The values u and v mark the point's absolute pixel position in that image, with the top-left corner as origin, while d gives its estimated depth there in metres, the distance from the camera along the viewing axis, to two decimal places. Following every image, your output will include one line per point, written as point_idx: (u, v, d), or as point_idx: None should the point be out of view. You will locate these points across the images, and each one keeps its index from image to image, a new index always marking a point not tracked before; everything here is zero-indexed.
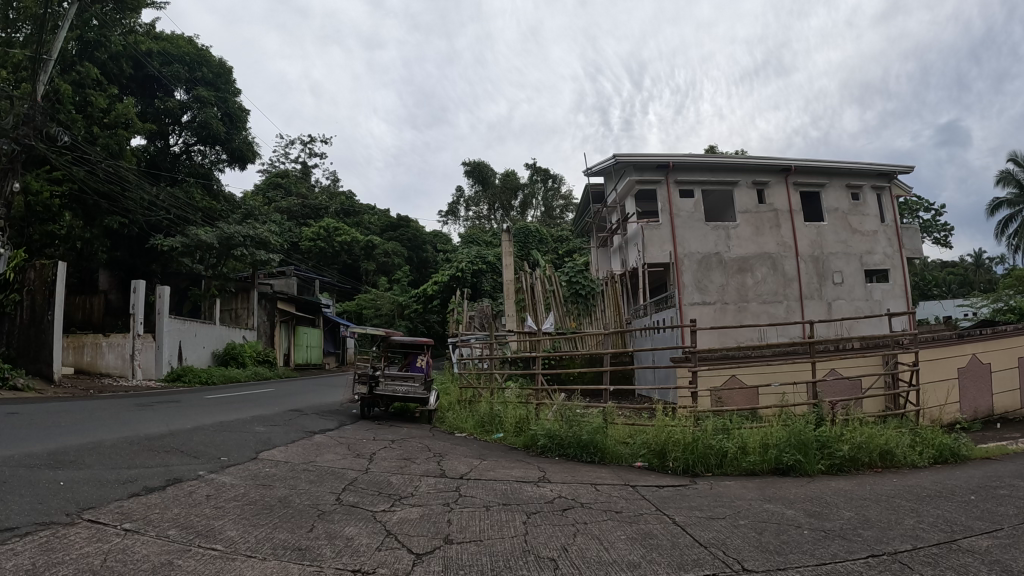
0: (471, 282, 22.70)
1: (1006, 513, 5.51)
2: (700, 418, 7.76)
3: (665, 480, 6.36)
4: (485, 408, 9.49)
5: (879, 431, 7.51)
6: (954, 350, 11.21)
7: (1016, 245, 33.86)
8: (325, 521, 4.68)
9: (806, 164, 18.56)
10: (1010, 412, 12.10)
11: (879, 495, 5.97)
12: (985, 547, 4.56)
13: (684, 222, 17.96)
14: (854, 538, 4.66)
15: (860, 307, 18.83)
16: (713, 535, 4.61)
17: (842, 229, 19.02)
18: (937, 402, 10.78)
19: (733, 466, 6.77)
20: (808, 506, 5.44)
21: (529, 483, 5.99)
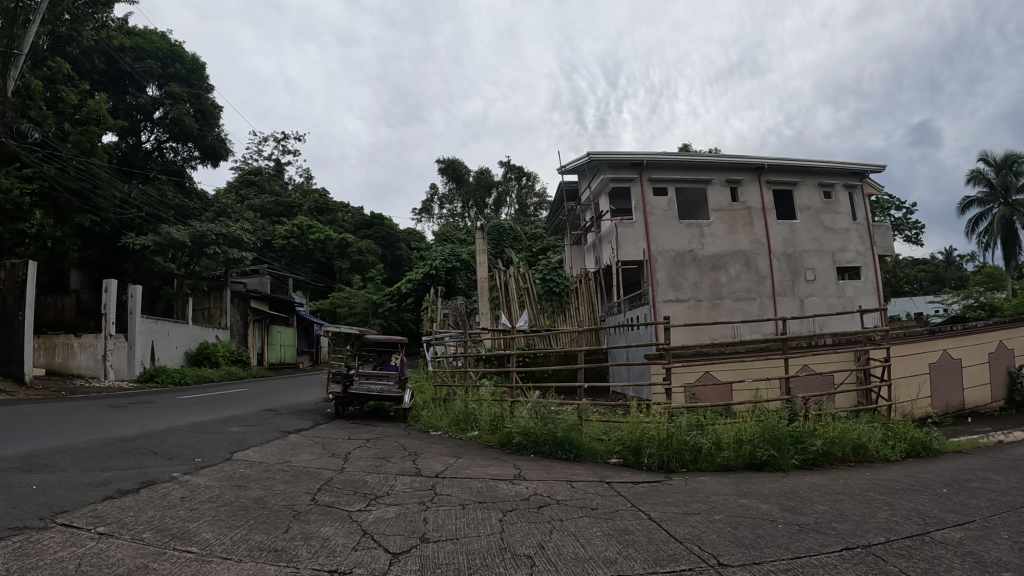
0: (445, 280, 22.68)
1: (977, 506, 5.61)
2: (675, 414, 7.81)
3: (640, 476, 6.38)
4: (460, 405, 9.44)
5: (852, 426, 7.59)
6: (925, 346, 11.36)
7: (988, 242, 34.25)
8: (301, 522, 4.64)
9: (779, 162, 18.70)
10: (981, 407, 12.28)
11: (852, 489, 6.05)
12: (950, 538, 4.66)
13: (659, 220, 18.05)
14: (829, 531, 4.72)
15: (833, 303, 19.06)
16: (688, 530, 4.64)
17: (814, 227, 19.23)
18: (908, 397, 10.96)
19: (707, 462, 6.84)
20: (783, 500, 5.49)
21: (505, 480, 5.98)
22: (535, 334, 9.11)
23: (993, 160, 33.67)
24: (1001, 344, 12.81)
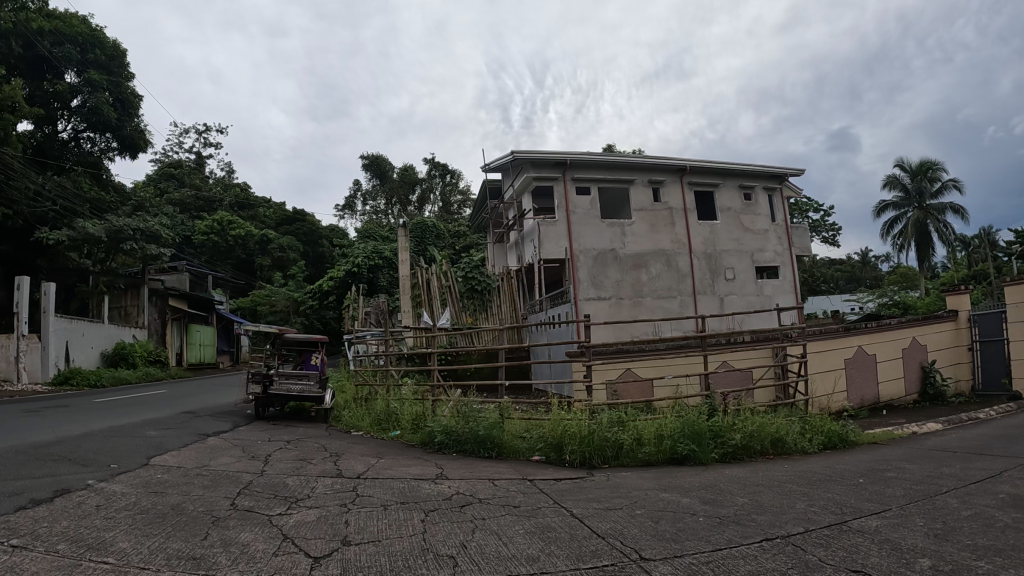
0: (367, 278, 22.47)
1: (893, 494, 5.82)
2: (596, 411, 7.87)
3: (562, 473, 6.39)
4: (382, 404, 9.30)
5: (771, 419, 7.77)
6: (841, 342, 11.76)
7: (902, 245, 35.67)
8: (220, 528, 4.48)
9: (701, 165, 19.15)
10: (895, 400, 12.76)
11: (771, 480, 6.20)
12: (867, 526, 4.80)
13: (581, 219, 18.20)
14: (749, 523, 4.81)
15: (752, 302, 19.62)
16: (610, 526, 4.66)
17: (734, 228, 19.75)
18: (824, 392, 11.33)
19: (628, 458, 6.93)
20: (703, 493, 5.58)
21: (427, 480, 5.91)
22: (458, 332, 9.04)
23: (909, 167, 35.18)
24: (914, 340, 13.30)
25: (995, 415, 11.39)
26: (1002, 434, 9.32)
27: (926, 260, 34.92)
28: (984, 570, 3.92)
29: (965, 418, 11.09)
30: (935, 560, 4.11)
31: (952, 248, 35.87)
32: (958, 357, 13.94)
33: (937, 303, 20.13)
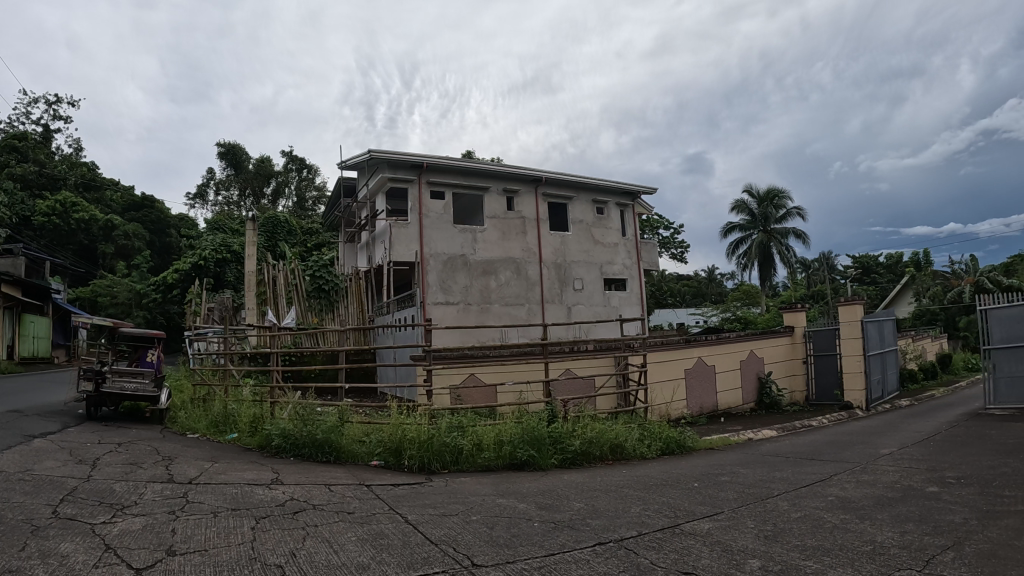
0: (214, 272, 21.76)
1: (725, 497, 6.12)
2: (437, 415, 7.83)
3: (400, 478, 6.35)
4: (219, 406, 8.93)
5: (609, 426, 8.03)
6: (681, 353, 12.35)
7: (747, 264, 37.57)
8: (37, 538, 4.12)
9: (556, 177, 19.53)
10: (733, 408, 13.48)
11: (608, 485, 6.38)
12: (700, 529, 5.02)
13: (433, 223, 17.81)
14: (583, 527, 4.91)
15: (597, 312, 20.57)
16: (444, 532, 4.64)
17: (585, 240, 20.43)
18: (663, 400, 11.83)
19: (468, 463, 6.99)
20: (540, 499, 5.66)
21: (261, 485, 5.69)
22: (300, 332, 8.71)
23: (757, 193, 37.12)
24: (752, 352, 14.08)
25: (827, 422, 12.31)
26: (831, 441, 10.04)
27: (769, 279, 37.03)
28: (813, 569, 4.19)
29: (798, 425, 11.90)
30: (763, 560, 4.35)
31: (792, 269, 38.33)
32: (794, 369, 14.96)
33: (776, 320, 21.76)
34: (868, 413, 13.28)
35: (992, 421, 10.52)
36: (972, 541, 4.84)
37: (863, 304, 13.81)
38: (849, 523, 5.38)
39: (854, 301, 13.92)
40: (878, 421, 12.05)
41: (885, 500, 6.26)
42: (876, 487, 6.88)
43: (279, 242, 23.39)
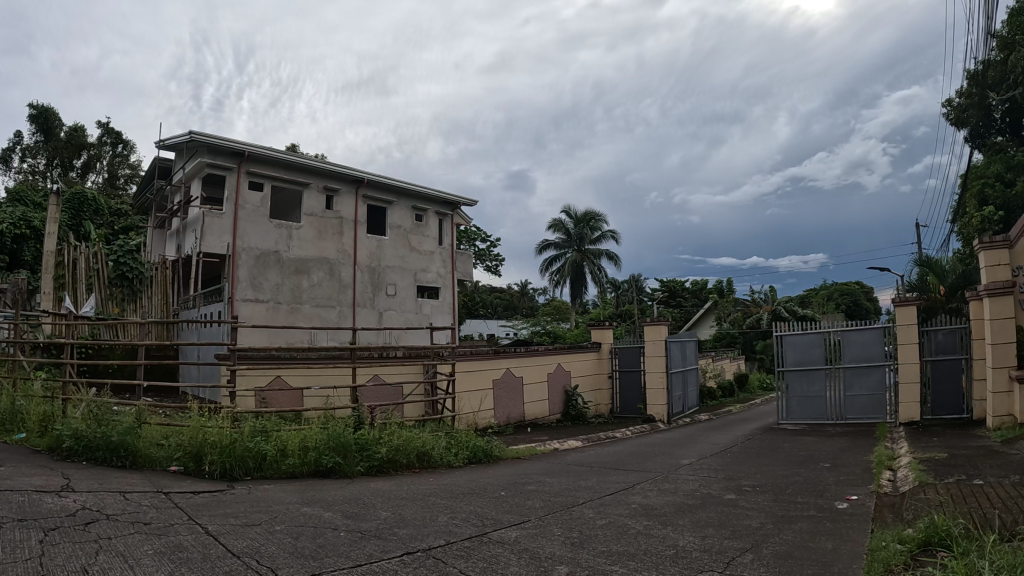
0: (9, 249, 19.44)
1: (533, 506, 6.29)
2: (240, 419, 7.60)
3: (201, 485, 6.04)
4: (4, 402, 7.96)
5: (416, 435, 8.20)
6: (490, 364, 12.68)
7: (557, 280, 37.98)
8: None
9: (378, 179, 19.23)
10: (540, 419, 13.95)
11: (416, 494, 6.39)
12: (508, 537, 5.10)
13: (248, 215, 16.75)
14: (391, 537, 4.85)
15: (410, 318, 20.28)
16: (247, 544, 4.42)
17: (401, 246, 20.23)
18: (471, 409, 12.06)
19: (271, 469, 6.83)
20: (347, 507, 5.58)
21: (48, 492, 5.16)
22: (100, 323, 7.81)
23: (574, 214, 37.76)
24: (560, 365, 14.62)
25: (630, 434, 13.02)
26: (634, 452, 10.63)
27: (578, 297, 37.81)
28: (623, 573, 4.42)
29: (604, 437, 12.46)
30: (571, 563, 4.54)
31: (600, 290, 39.66)
32: (597, 383, 15.65)
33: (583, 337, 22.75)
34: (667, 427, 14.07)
35: (784, 435, 11.48)
36: (765, 541, 5.31)
37: (666, 325, 14.74)
38: (645, 529, 5.70)
39: (660, 323, 14.78)
40: (676, 434, 12.88)
41: (683, 508, 6.68)
42: (677, 495, 7.31)
43: (82, 221, 21.44)
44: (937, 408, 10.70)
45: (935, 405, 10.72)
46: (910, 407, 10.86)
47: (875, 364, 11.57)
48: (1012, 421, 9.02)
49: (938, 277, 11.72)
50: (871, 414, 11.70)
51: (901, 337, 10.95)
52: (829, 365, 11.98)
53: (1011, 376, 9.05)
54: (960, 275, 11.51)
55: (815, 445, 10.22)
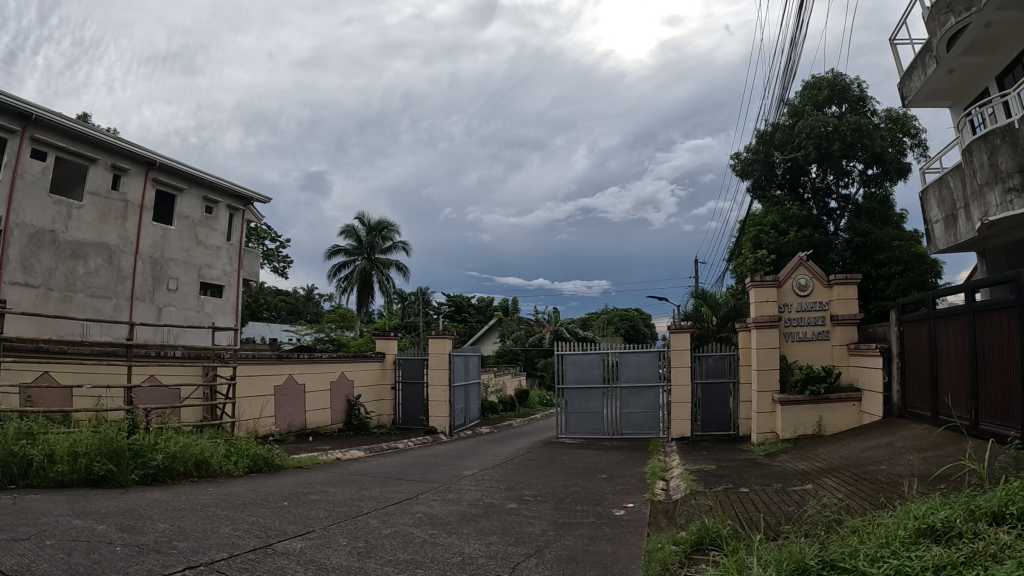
0: None
1: (317, 515, 5.31)
2: (3, 419, 6.83)
3: None
4: None
5: (195, 440, 7.57)
6: (268, 369, 11.08)
7: (343, 287, 37.24)
8: None
9: (171, 163, 17.83)
10: (323, 428, 12.34)
11: (195, 505, 5.62)
12: (284, 528, 4.87)
13: (26, 187, 14.77)
14: (170, 550, 4.15)
15: (190, 316, 19.03)
16: (16, 561, 3.74)
17: (187, 238, 18.92)
18: (251, 416, 10.65)
19: (38, 477, 6.21)
20: (124, 520, 4.92)
21: None
22: None
23: (367, 221, 37.34)
24: (343, 373, 12.94)
25: (413, 445, 11.69)
26: (416, 463, 8.79)
27: (364, 306, 37.28)
28: (391, 547, 4.39)
29: (386, 446, 11.03)
30: (346, 544, 4.46)
31: (386, 300, 39.28)
32: (381, 394, 13.97)
33: (365, 348, 22.15)
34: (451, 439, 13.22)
35: (566, 445, 11.92)
36: (535, 510, 5.57)
37: (451, 339, 13.82)
38: (404, 505, 5.73)
39: (445, 335, 13.83)
40: (460, 445, 11.67)
41: (508, 482, 6.88)
42: (491, 481, 7.09)
43: None
44: (707, 425, 11.79)
45: (705, 423, 11.79)
46: (682, 424, 11.81)
47: (650, 384, 12.49)
48: (774, 438, 10.27)
49: (711, 308, 12.98)
50: (644, 429, 12.55)
51: (675, 360, 11.97)
52: (606, 384, 12.77)
53: (773, 398, 10.36)
54: (731, 307, 12.88)
55: (599, 453, 10.76)
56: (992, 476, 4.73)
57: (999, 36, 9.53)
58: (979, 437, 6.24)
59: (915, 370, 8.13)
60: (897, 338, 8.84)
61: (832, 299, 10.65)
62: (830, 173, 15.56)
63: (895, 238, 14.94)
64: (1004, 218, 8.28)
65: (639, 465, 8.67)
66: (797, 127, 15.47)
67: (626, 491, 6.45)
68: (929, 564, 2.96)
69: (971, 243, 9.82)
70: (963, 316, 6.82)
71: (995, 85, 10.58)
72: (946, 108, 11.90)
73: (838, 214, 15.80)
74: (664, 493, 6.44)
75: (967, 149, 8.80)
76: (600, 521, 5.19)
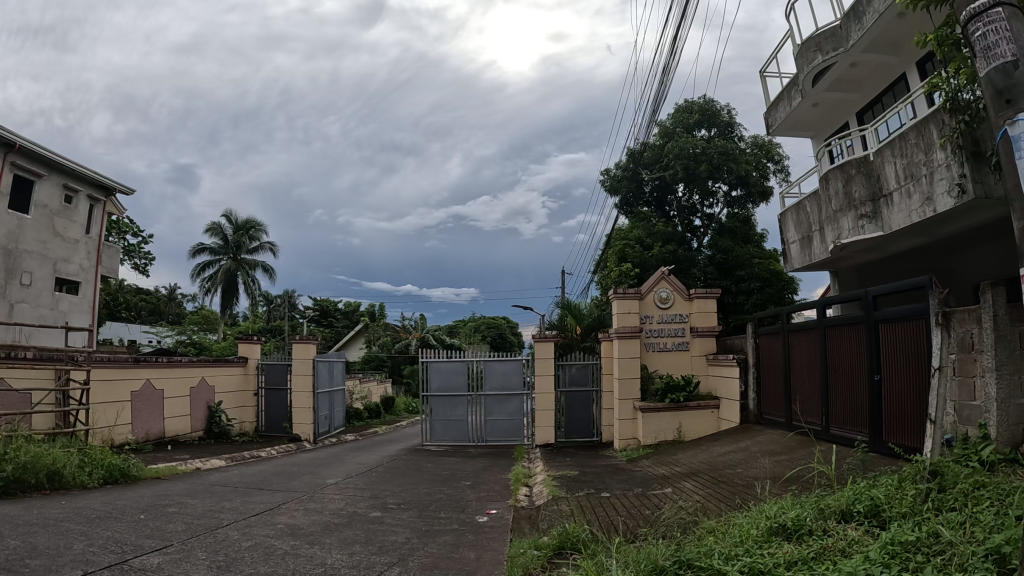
0: None
1: (177, 529, 5.02)
2: None
3: None
4: None
5: (46, 450, 6.80)
6: (123, 373, 10.36)
7: (207, 288, 35.64)
8: None
9: (34, 147, 16.03)
10: (182, 436, 11.66)
11: (45, 520, 5.14)
12: (139, 543, 4.57)
13: None
14: (17, 570, 3.79)
15: (44, 315, 17.39)
16: None
17: (44, 229, 17.21)
18: (106, 424, 9.92)
19: None
20: None
21: None
22: None
23: (234, 220, 35.91)
24: (203, 379, 12.34)
25: (276, 454, 11.29)
26: (279, 471, 8.42)
27: (227, 308, 35.76)
28: (251, 560, 4.21)
29: (249, 455, 10.56)
30: (205, 558, 4.24)
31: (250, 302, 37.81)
32: (245, 400, 13.48)
33: (229, 351, 21.19)
34: (315, 446, 12.89)
35: (429, 452, 11.79)
36: (400, 519, 5.51)
37: (316, 344, 13.51)
38: (265, 516, 5.52)
39: (309, 341, 13.49)
40: (324, 453, 11.41)
41: (373, 492, 6.77)
42: (356, 489, 6.96)
43: None
44: (570, 431, 12.06)
45: (568, 429, 12.06)
46: (546, 431, 12.02)
47: (514, 392, 12.67)
48: (635, 444, 10.63)
49: (575, 318, 13.41)
50: (507, 436, 12.67)
51: (539, 368, 12.18)
52: (470, 391, 12.80)
53: (634, 405, 10.73)
54: (594, 318, 13.31)
55: (464, 459, 10.75)
56: (840, 476, 5.04)
57: (860, 76, 10.32)
58: (832, 441, 6.70)
59: (771, 379, 8.68)
60: (752, 349, 9.40)
61: (692, 312, 11.19)
62: (695, 193, 16.34)
63: (755, 256, 15.91)
64: (854, 242, 8.96)
65: (505, 471, 8.80)
66: (667, 147, 16.17)
67: (490, 498, 6.50)
68: (783, 561, 3.08)
69: (825, 263, 10.56)
70: (815, 329, 7.32)
71: (853, 120, 11.45)
72: (807, 138, 12.77)
73: (702, 232, 16.59)
74: (527, 498, 6.54)
75: (825, 176, 9.46)
76: (462, 527, 5.19)
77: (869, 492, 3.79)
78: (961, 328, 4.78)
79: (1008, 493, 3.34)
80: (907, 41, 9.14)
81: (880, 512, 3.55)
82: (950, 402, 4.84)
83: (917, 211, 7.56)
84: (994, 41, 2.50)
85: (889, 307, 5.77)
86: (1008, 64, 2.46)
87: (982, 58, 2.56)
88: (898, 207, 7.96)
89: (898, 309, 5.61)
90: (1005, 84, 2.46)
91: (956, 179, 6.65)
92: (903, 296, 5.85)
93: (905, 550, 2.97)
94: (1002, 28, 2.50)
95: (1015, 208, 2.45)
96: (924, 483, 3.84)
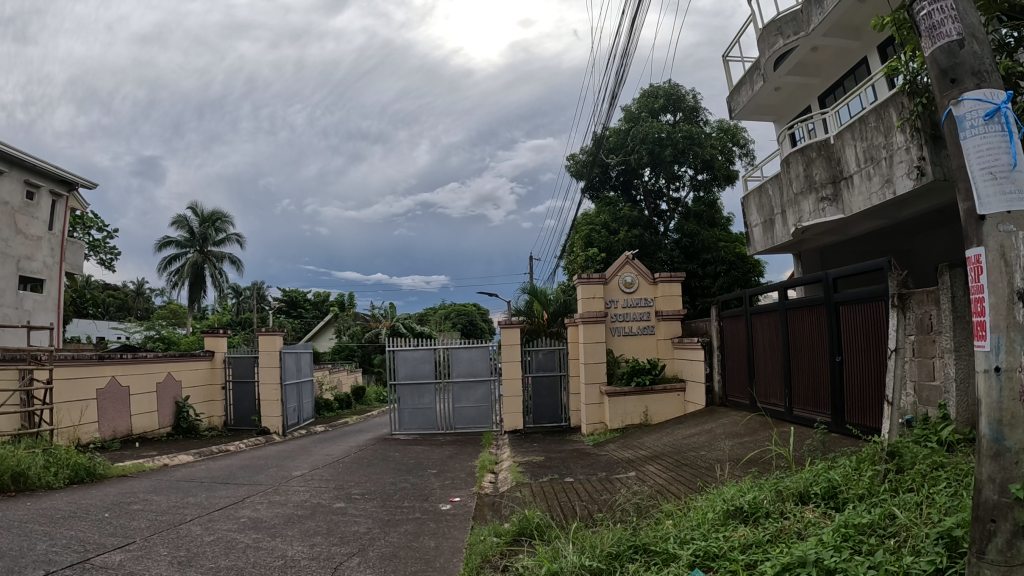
0: None
1: (139, 526, 4.96)
2: None
3: None
4: None
5: (8, 453, 6.65)
6: (87, 371, 10.21)
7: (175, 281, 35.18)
8: None
9: None
10: (149, 433, 11.52)
11: (8, 521, 5.04)
12: (101, 541, 4.51)
13: None
14: None
15: (7, 314, 17.11)
16: None
17: (7, 227, 16.86)
18: (71, 423, 9.76)
19: None
20: None
21: None
22: None
23: (201, 211, 35.31)
24: (170, 375, 12.19)
25: (244, 447, 11.19)
26: (246, 465, 8.36)
27: (197, 301, 35.38)
28: (212, 554, 4.18)
29: (217, 450, 10.48)
30: (166, 554, 4.20)
31: (219, 294, 37.34)
32: (211, 394, 13.34)
33: (195, 345, 20.86)
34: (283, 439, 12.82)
35: (397, 442, 11.73)
36: (362, 509, 5.48)
37: (282, 336, 13.43)
38: (228, 510, 5.47)
39: (274, 333, 13.38)
40: (293, 445, 11.37)
41: (338, 484, 6.73)
42: (321, 481, 6.92)
43: None
44: (539, 417, 12.06)
45: (537, 415, 12.09)
46: (514, 418, 12.05)
47: (481, 378, 12.70)
48: (603, 428, 10.68)
49: (541, 304, 13.38)
50: (476, 423, 12.69)
51: (506, 355, 12.20)
52: (438, 379, 12.76)
53: (601, 390, 10.77)
54: (561, 303, 13.34)
55: (431, 447, 10.72)
56: (798, 459, 5.14)
57: (822, 60, 10.40)
58: (795, 422, 6.77)
59: (734, 362, 8.74)
60: (717, 333, 9.48)
61: (656, 296, 11.27)
62: (661, 177, 16.36)
63: (721, 238, 16.00)
64: (816, 224, 9.04)
65: (470, 459, 8.79)
66: (631, 131, 16.13)
67: (452, 487, 6.48)
68: (736, 544, 3.12)
69: (787, 245, 10.65)
70: (776, 311, 7.38)
71: (814, 105, 11.52)
72: (770, 122, 12.81)
73: (668, 216, 16.62)
74: (492, 486, 6.54)
75: (785, 159, 9.54)
76: (423, 517, 5.19)
77: (827, 474, 3.82)
78: (920, 309, 4.83)
79: (963, 474, 3.37)
80: (869, 25, 9.21)
81: (838, 493, 3.58)
82: (909, 382, 4.90)
83: (878, 193, 7.63)
84: (939, 19, 2.51)
85: (850, 289, 5.79)
86: (953, 44, 2.47)
87: (926, 37, 2.57)
88: (858, 189, 8.02)
89: (857, 291, 5.65)
90: (950, 63, 2.48)
91: (916, 161, 6.72)
92: (863, 278, 5.90)
93: (859, 533, 3.01)
94: (947, 6, 2.50)
95: (960, 189, 2.46)
96: (882, 464, 3.86)
